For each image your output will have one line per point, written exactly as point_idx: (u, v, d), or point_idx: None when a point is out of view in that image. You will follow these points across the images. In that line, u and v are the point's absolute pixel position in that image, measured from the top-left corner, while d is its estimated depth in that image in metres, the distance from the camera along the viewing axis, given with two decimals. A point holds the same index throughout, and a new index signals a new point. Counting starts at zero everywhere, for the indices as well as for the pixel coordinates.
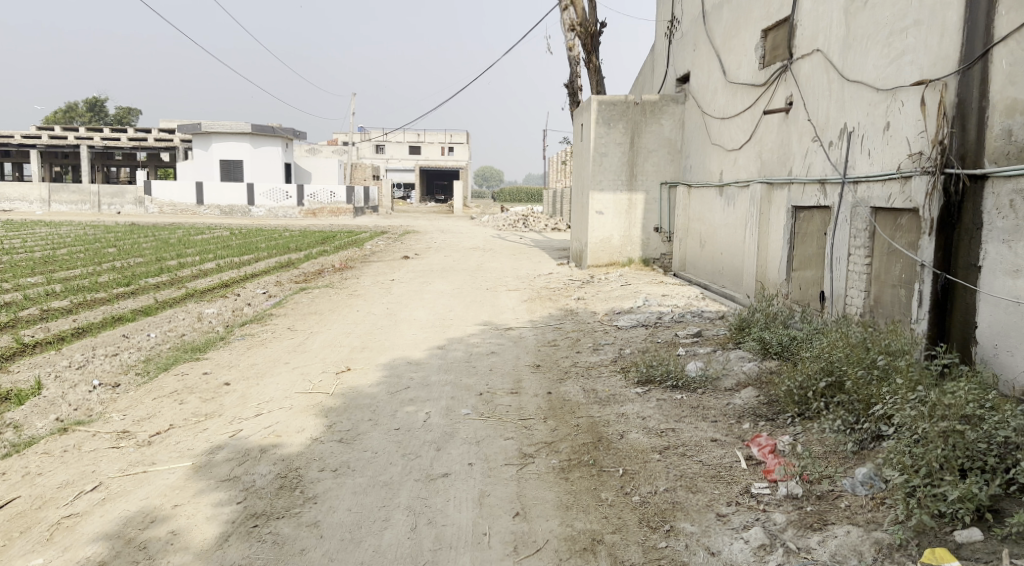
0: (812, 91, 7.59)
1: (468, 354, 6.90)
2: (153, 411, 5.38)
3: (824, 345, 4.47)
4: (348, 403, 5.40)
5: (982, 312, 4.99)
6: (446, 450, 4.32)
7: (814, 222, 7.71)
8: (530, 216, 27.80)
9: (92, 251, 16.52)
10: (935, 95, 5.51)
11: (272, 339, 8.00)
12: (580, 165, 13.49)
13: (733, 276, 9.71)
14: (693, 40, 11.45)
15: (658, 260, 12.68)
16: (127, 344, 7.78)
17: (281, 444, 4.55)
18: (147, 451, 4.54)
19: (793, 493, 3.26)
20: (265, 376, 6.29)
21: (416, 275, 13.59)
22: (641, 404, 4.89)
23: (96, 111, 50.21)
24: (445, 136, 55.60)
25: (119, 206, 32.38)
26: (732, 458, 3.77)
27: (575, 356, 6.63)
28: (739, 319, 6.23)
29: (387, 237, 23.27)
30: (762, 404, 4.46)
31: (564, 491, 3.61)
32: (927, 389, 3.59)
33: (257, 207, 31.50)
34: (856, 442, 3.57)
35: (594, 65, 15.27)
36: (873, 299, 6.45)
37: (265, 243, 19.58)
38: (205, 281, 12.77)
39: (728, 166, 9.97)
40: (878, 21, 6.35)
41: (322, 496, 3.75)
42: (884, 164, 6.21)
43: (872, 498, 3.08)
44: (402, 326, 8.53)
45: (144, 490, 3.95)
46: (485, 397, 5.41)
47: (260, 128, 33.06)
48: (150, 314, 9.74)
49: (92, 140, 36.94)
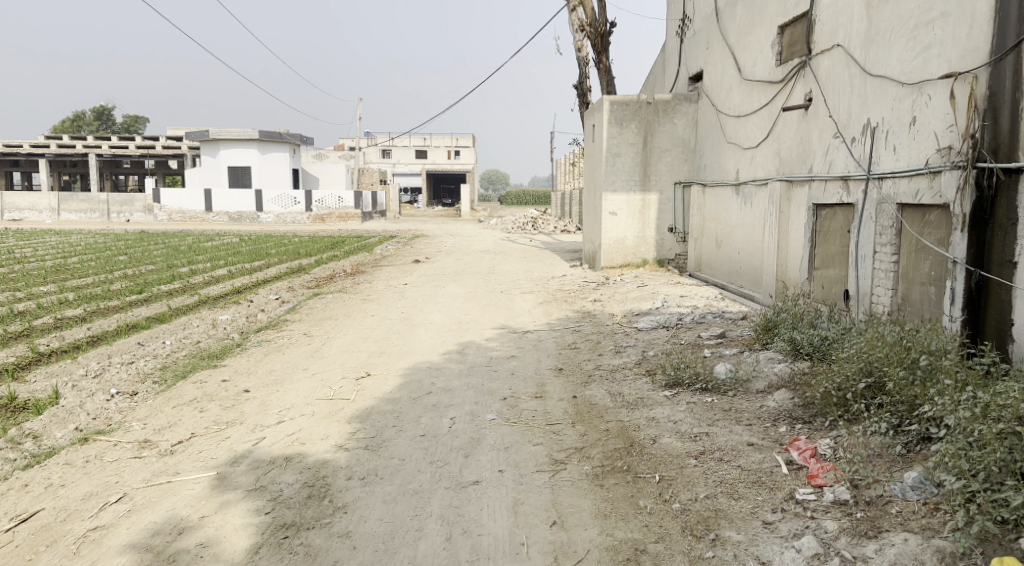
0: (833, 87, 7.48)
1: (488, 358, 6.81)
2: (173, 420, 5.31)
3: (859, 345, 4.34)
4: (371, 409, 5.31)
5: (1019, 308, 4.86)
6: (475, 456, 4.23)
7: (836, 219, 7.59)
8: (540, 218, 28.02)
9: (103, 259, 16.52)
10: (965, 88, 5.39)
11: (288, 344, 7.94)
12: (593, 166, 13.38)
13: (752, 276, 9.60)
14: (706, 38, 11.35)
15: (673, 261, 12.57)
16: (142, 352, 7.73)
17: (305, 452, 4.47)
18: (170, 461, 4.47)
19: (840, 499, 3.15)
20: (284, 383, 6.21)
21: (428, 279, 13.53)
22: (671, 407, 4.79)
23: (104, 119, 50.43)
24: (452, 140, 55.63)
25: (128, 214, 32.48)
26: (772, 463, 3.67)
27: (597, 359, 6.53)
28: (765, 319, 6.12)
29: (396, 241, 23.24)
30: (798, 407, 4.35)
31: (601, 499, 3.51)
32: (974, 389, 3.46)
33: (265, 213, 31.56)
34: (903, 445, 3.46)
35: (604, 66, 15.19)
36: (901, 298, 6.33)
37: (274, 249, 19.54)
38: (216, 288, 12.73)
39: (744, 165, 9.86)
40: (901, 14, 6.24)
41: (352, 505, 3.66)
42: (911, 160, 6.09)
43: (926, 503, 2.97)
44: (418, 331, 8.45)
45: (170, 501, 3.88)
46: (509, 401, 5.33)
47: (267, 135, 33.11)
48: (163, 322, 9.69)
49: (100, 148, 37.10)
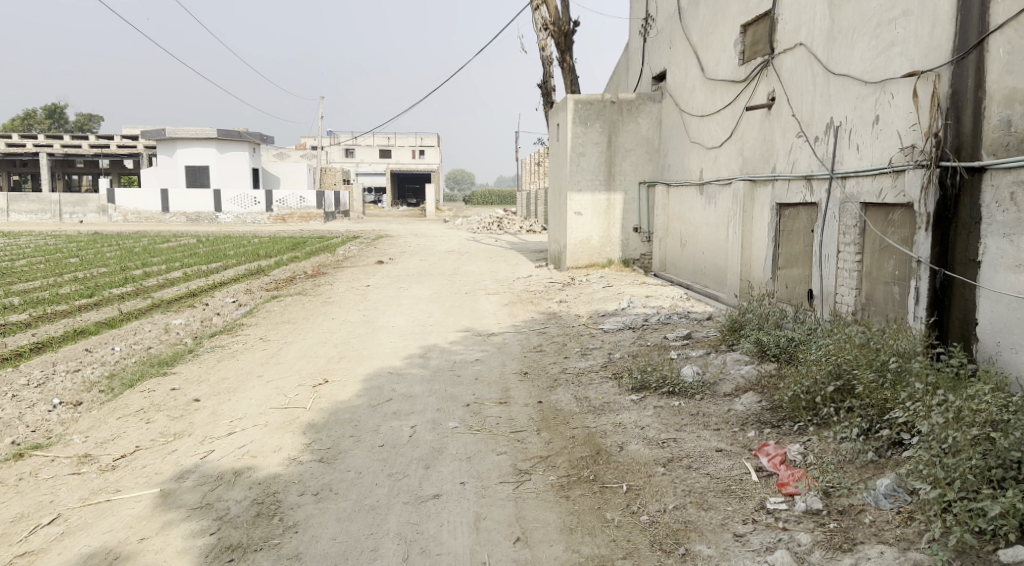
0: (796, 87, 7.47)
1: (452, 362, 6.62)
2: (117, 432, 5.00)
3: (827, 348, 4.28)
4: (328, 418, 5.09)
5: (983, 308, 4.85)
6: (436, 468, 4.05)
7: (800, 219, 7.57)
8: (505, 219, 27.84)
9: (52, 262, 15.87)
10: (927, 87, 5.40)
11: (243, 350, 7.64)
12: (558, 165, 13.25)
13: (717, 275, 9.56)
14: (670, 38, 11.31)
15: (639, 260, 12.53)
16: (89, 359, 7.34)
17: (256, 466, 4.23)
18: (111, 477, 4.19)
19: (812, 508, 3.05)
20: (237, 391, 5.94)
21: (391, 281, 13.29)
22: (637, 412, 4.68)
23: (55, 117, 48.76)
24: (416, 140, 55.16)
25: (81, 214, 31.43)
26: (741, 470, 3.57)
27: (562, 361, 6.40)
28: (731, 320, 6.05)
29: (359, 241, 22.86)
30: (766, 411, 4.25)
31: (567, 512, 3.36)
32: (945, 392, 3.40)
33: (224, 213, 30.82)
34: (874, 450, 3.38)
35: (568, 65, 15.10)
36: (865, 297, 6.31)
37: (233, 251, 19.03)
38: (171, 291, 12.27)
39: (708, 164, 9.83)
40: (864, 13, 6.23)
41: (303, 524, 3.45)
42: (874, 159, 6.08)
43: (900, 512, 2.89)
44: (379, 334, 8.21)
45: (108, 522, 3.62)
46: (473, 408, 5.15)
47: (226, 134, 32.35)
48: (114, 327, 9.28)
49: (52, 147, 35.90)
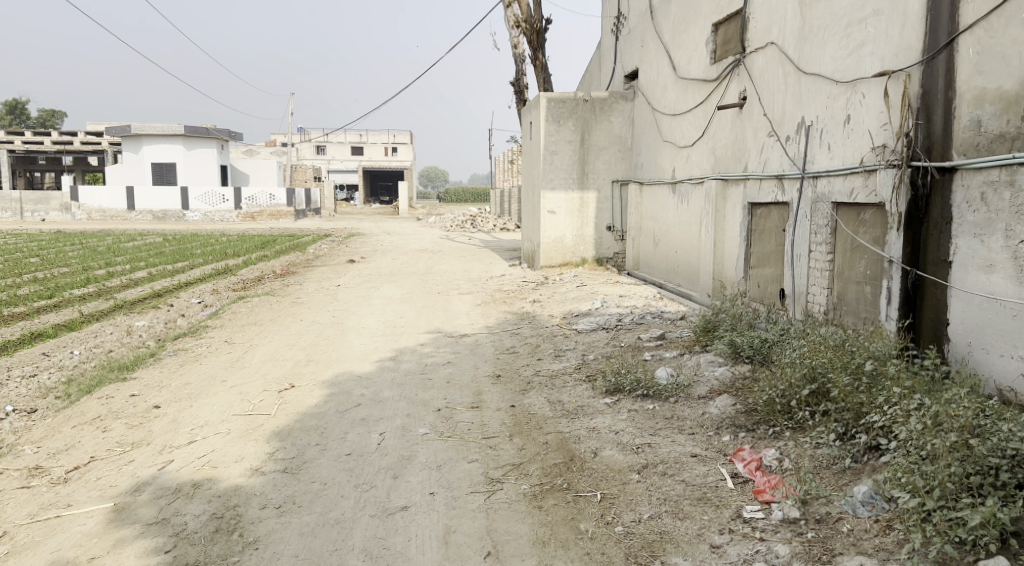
0: (767, 86, 7.46)
1: (422, 365, 6.48)
2: (72, 442, 4.78)
3: (801, 350, 4.25)
4: (293, 425, 4.92)
5: (954, 308, 4.86)
6: (405, 477, 3.92)
7: (772, 219, 7.56)
8: (479, 217, 27.64)
9: (12, 261, 15.38)
10: (898, 87, 5.39)
11: (208, 353, 7.41)
12: (531, 163, 13.15)
13: (689, 274, 9.54)
14: (641, 36, 11.27)
15: (612, 259, 12.50)
16: (46, 364, 7.05)
17: (217, 477, 4.06)
18: (63, 491, 3.98)
19: (789, 517, 3.01)
20: (200, 397, 5.73)
21: (363, 280, 13.08)
22: (611, 417, 4.59)
23: (15, 113, 47.45)
24: (389, 137, 54.71)
25: (43, 212, 30.56)
26: (716, 476, 3.51)
27: (536, 364, 6.29)
28: (705, 321, 6.01)
29: (330, 239, 22.51)
30: (741, 413, 4.20)
31: (539, 524, 3.26)
32: (922, 396, 3.38)
33: (191, 211, 30.18)
34: (851, 456, 3.35)
35: (540, 63, 15.01)
36: (837, 297, 6.31)
37: (200, 250, 18.61)
38: (135, 292, 11.93)
39: (681, 163, 9.81)
40: (834, 12, 6.22)
41: (265, 540, 3.30)
42: (845, 158, 6.08)
43: (878, 521, 2.86)
44: (349, 336, 8.03)
45: (57, 540, 3.42)
46: (443, 413, 5.02)
47: (193, 130, 31.70)
48: (74, 329, 8.97)
49: (12, 144, 34.89)
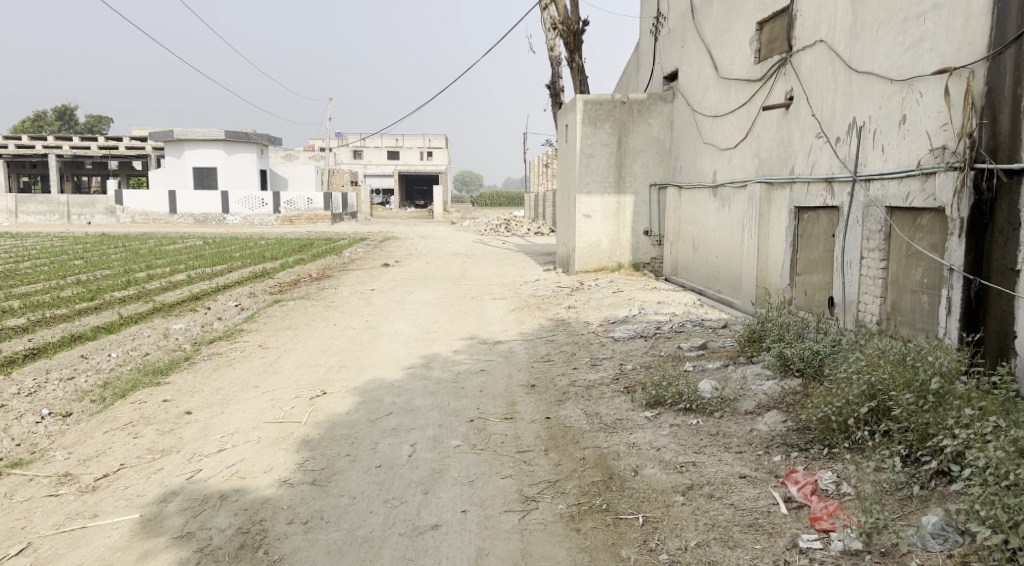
0: (815, 85, 7.15)
1: (455, 373, 6.33)
2: (102, 448, 4.73)
3: (858, 364, 4.00)
4: (324, 434, 4.81)
5: (1021, 320, 4.53)
6: (436, 493, 3.76)
7: (820, 223, 7.23)
8: (513, 221, 27.53)
9: (57, 263, 15.70)
10: (960, 85, 5.08)
11: (241, 358, 7.37)
12: (566, 167, 12.94)
13: (731, 281, 9.23)
14: (682, 36, 11.01)
15: (649, 264, 12.19)
16: (84, 367, 7.08)
17: (245, 488, 3.96)
18: (91, 499, 3.92)
19: (850, 549, 2.80)
20: (231, 403, 5.66)
21: (396, 284, 13.01)
22: (652, 431, 4.37)
23: (65, 119, 49.00)
24: (425, 141, 55.02)
25: (89, 215, 31.35)
26: (768, 500, 3.29)
27: (572, 373, 6.09)
28: (750, 330, 5.75)
29: (365, 243, 22.63)
30: (792, 431, 3.95)
31: (577, 548, 3.08)
32: (997, 418, 3.11)
33: (232, 215, 30.69)
34: (917, 481, 3.10)
35: (577, 65, 14.82)
36: (891, 306, 5.99)
37: (239, 253, 18.83)
38: (173, 294, 12.01)
39: (722, 166, 9.51)
40: (890, 7, 5.91)
41: (290, 559, 3.17)
42: (901, 160, 5.77)
43: (952, 556, 2.62)
44: (381, 342, 7.93)
45: (81, 553, 3.34)
46: (476, 424, 4.85)
47: (233, 135, 32.22)
48: (113, 332, 9.03)
49: (61, 149, 35.90)
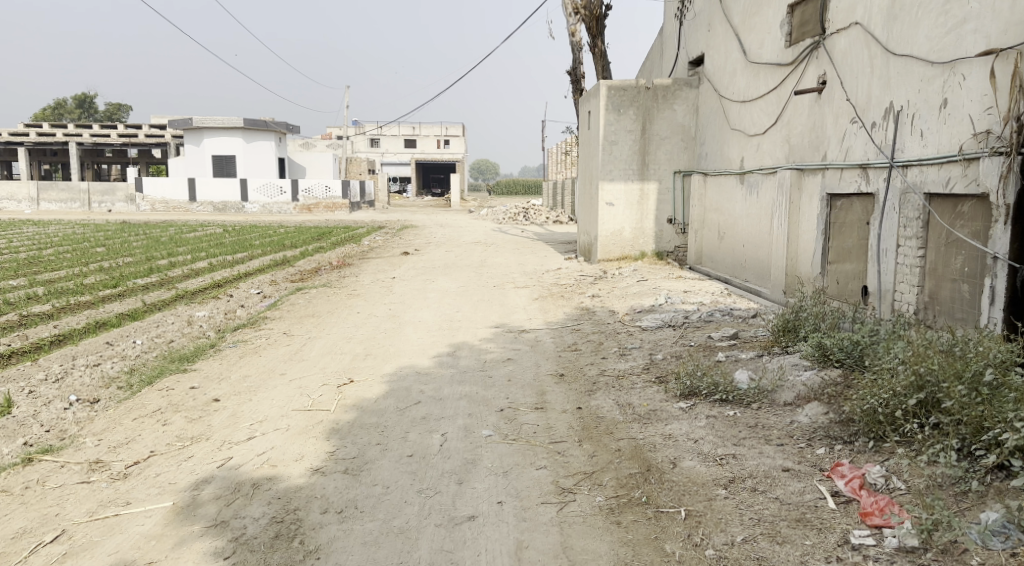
0: (850, 69, 6.96)
1: (482, 362, 6.25)
2: (132, 435, 4.71)
3: (903, 354, 3.89)
4: (352, 423, 4.76)
5: None
6: (470, 484, 3.69)
7: (853, 211, 7.06)
8: (532, 209, 27.37)
9: (80, 250, 15.78)
10: (1007, 66, 4.90)
11: (266, 345, 7.35)
12: (589, 154, 12.79)
13: (759, 270, 9.08)
14: (708, 20, 10.79)
15: (673, 253, 12.04)
16: (110, 353, 7.09)
17: (277, 476, 3.92)
18: (123, 487, 3.90)
19: (906, 545, 2.71)
20: (258, 391, 5.64)
21: (417, 272, 12.96)
22: (688, 423, 4.28)
23: (85, 108, 49.38)
24: (442, 129, 54.88)
25: (110, 203, 31.59)
26: (815, 495, 3.19)
27: (600, 363, 6.00)
28: (783, 320, 5.63)
29: (384, 231, 22.59)
30: (835, 424, 3.84)
31: (619, 542, 3.01)
32: None
33: (251, 203, 30.79)
34: (973, 475, 2.98)
35: (599, 51, 14.62)
36: (929, 295, 5.83)
37: (259, 240, 18.87)
38: (194, 282, 12.04)
39: (750, 153, 9.33)
40: None
41: (326, 549, 3.12)
42: (941, 146, 5.59)
43: (1015, 554, 2.52)
44: (405, 330, 7.87)
45: (115, 541, 3.31)
46: (507, 414, 4.78)
47: (252, 123, 32.29)
48: (137, 319, 9.04)
49: (82, 137, 36.17)
